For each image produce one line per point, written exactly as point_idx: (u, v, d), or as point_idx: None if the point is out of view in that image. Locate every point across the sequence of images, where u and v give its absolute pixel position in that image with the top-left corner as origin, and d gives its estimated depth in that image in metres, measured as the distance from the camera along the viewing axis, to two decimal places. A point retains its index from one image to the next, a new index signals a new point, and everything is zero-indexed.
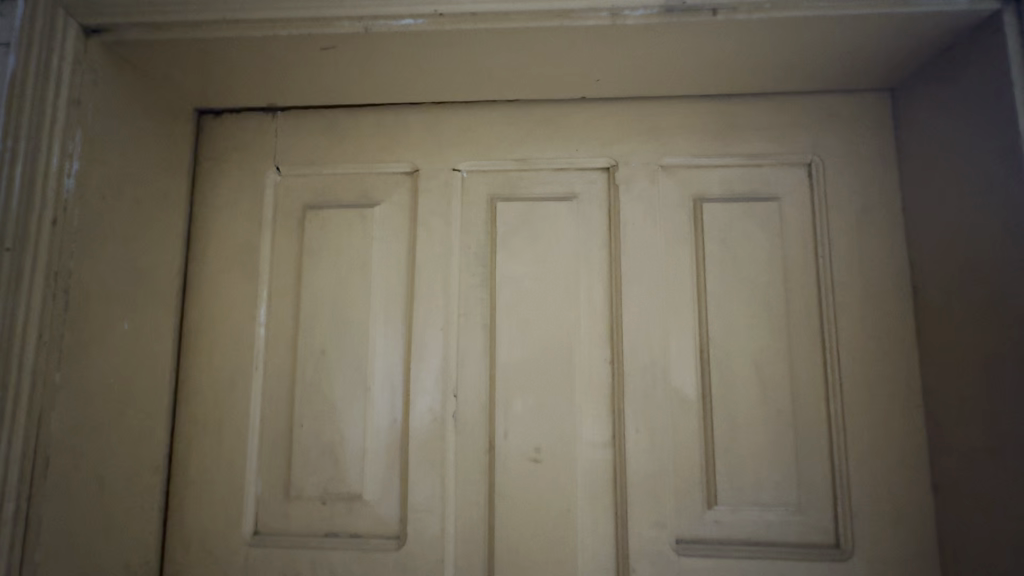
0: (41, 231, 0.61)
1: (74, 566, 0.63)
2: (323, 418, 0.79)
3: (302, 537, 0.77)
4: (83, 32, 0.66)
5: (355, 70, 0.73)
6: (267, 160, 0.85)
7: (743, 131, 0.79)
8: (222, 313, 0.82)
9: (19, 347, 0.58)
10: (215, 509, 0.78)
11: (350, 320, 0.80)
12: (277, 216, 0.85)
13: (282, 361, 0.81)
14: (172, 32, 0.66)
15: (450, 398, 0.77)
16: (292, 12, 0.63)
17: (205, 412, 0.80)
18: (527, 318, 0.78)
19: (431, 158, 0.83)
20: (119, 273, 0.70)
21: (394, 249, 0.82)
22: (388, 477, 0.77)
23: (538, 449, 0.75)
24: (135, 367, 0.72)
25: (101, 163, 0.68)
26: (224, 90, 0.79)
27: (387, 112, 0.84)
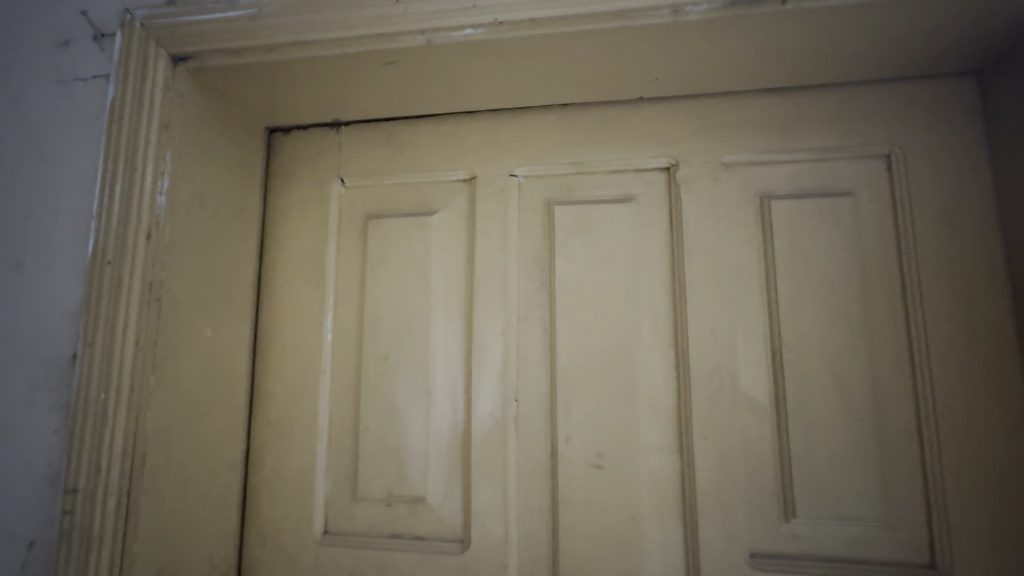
0: (138, 245, 0.66)
1: (167, 557, 0.68)
2: (387, 421, 0.81)
3: (369, 538, 0.78)
4: (172, 60, 0.71)
5: (415, 82, 0.75)
6: (332, 173, 0.89)
7: (811, 124, 0.76)
8: (292, 320, 0.86)
9: (119, 353, 0.63)
10: (288, 507, 0.81)
11: (411, 325, 0.82)
12: (342, 226, 0.88)
13: (347, 365, 0.84)
14: (248, 57, 0.70)
15: (511, 403, 0.77)
16: (358, 29, 0.66)
17: (278, 415, 0.83)
18: (587, 322, 0.77)
19: (488, 164, 0.84)
20: (203, 284, 0.75)
21: (454, 256, 0.83)
22: (450, 480, 0.78)
23: (600, 455, 0.74)
24: (216, 372, 0.77)
25: (188, 181, 0.73)
26: (293, 108, 0.84)
27: (444, 122, 0.86)
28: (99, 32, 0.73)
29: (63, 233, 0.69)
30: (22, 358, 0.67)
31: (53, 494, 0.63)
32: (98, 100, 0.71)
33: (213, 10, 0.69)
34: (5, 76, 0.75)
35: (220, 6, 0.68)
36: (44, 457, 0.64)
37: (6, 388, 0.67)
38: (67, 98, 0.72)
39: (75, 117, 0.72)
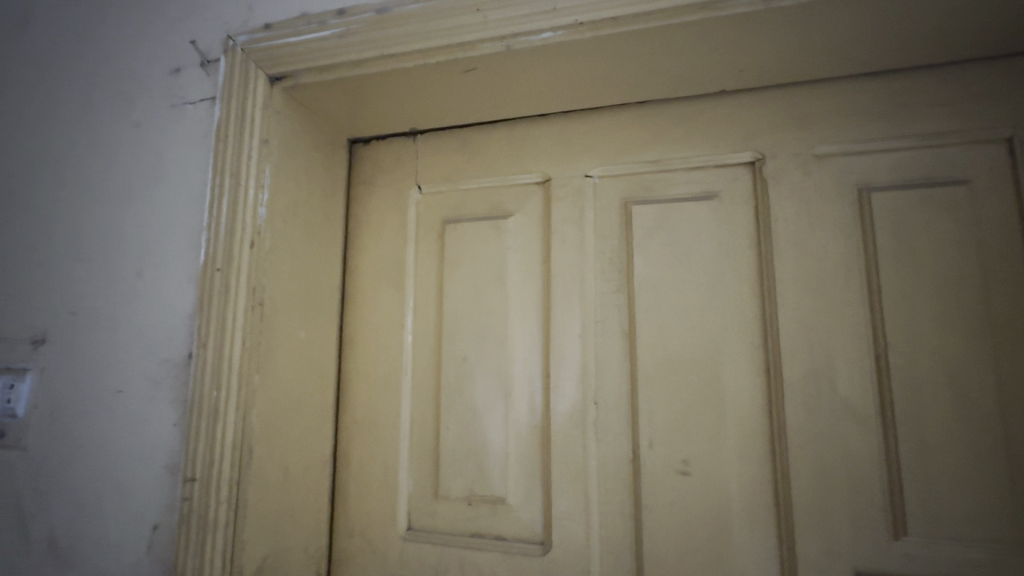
0: (243, 253, 0.71)
1: (271, 545, 0.72)
2: (467, 422, 0.82)
3: (452, 536, 0.80)
4: (269, 80, 0.76)
5: (492, 88, 0.76)
6: (409, 180, 0.92)
7: (917, 109, 0.70)
8: (374, 323, 0.89)
9: (227, 353, 0.68)
10: (374, 502, 0.84)
11: (489, 327, 0.83)
12: (420, 231, 0.91)
13: (427, 367, 0.86)
14: (336, 73, 0.74)
15: (590, 406, 0.76)
16: (439, 39, 0.68)
17: (363, 414, 0.87)
18: (669, 323, 0.75)
19: (563, 166, 0.84)
20: (297, 288, 0.80)
21: (530, 259, 0.84)
22: (530, 481, 0.78)
23: (686, 461, 0.71)
24: (309, 372, 0.81)
25: (285, 192, 0.78)
26: (374, 119, 0.87)
27: (518, 126, 0.87)
28: (205, 59, 0.80)
29: (177, 244, 0.75)
30: (144, 358, 0.74)
31: (172, 482, 0.69)
32: (204, 121, 0.78)
33: (305, 31, 0.73)
34: (128, 105, 0.83)
35: (311, 27, 0.73)
36: (164, 448, 0.71)
37: (131, 384, 0.74)
38: (179, 121, 0.80)
39: (186, 137, 0.79)
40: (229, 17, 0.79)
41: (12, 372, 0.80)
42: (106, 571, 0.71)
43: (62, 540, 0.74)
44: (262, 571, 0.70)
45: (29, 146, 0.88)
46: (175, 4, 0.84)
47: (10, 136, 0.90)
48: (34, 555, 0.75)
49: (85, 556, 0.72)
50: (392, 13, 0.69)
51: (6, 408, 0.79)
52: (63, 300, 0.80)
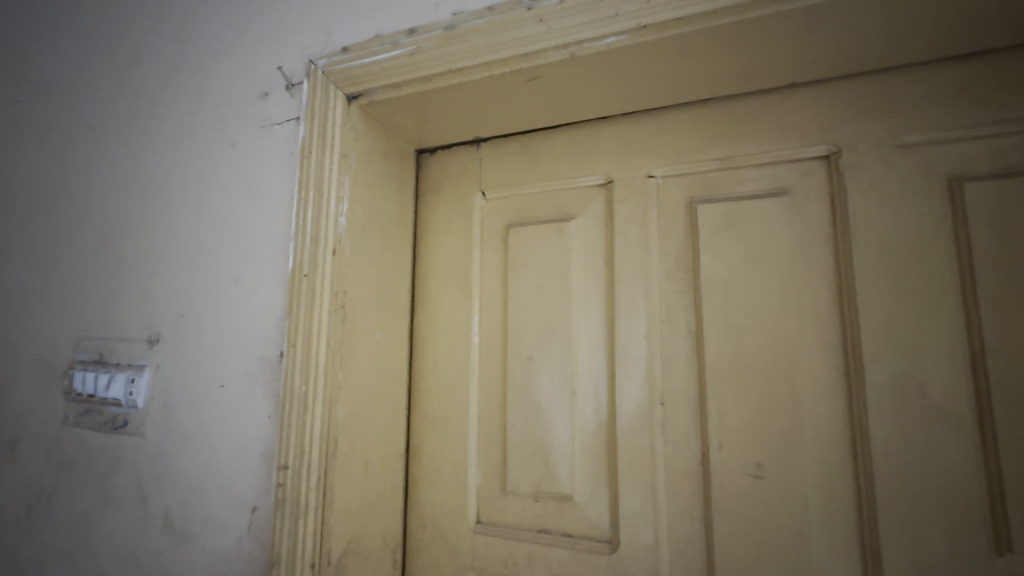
0: (326, 260, 0.77)
1: (355, 530, 0.78)
2: (532, 420, 0.84)
3: (520, 531, 0.82)
4: (346, 99, 0.82)
5: (555, 94, 0.78)
6: (474, 187, 0.96)
7: (1018, 91, 0.64)
8: (443, 324, 0.94)
9: (314, 352, 0.74)
10: (446, 495, 0.89)
11: (553, 327, 0.85)
12: (484, 235, 0.94)
13: (493, 366, 0.89)
14: (407, 89, 0.79)
15: (656, 406, 0.76)
16: (505, 51, 0.70)
17: (434, 410, 0.92)
18: (739, 324, 0.74)
19: (625, 167, 0.84)
20: (373, 292, 0.85)
21: (594, 261, 0.85)
22: (596, 480, 0.79)
23: (759, 465, 0.70)
24: (385, 370, 0.87)
25: (362, 203, 0.84)
26: (440, 130, 0.92)
27: (579, 130, 0.88)
28: (289, 82, 0.87)
29: (268, 252, 0.83)
30: (242, 356, 0.82)
31: (268, 469, 0.76)
32: (290, 139, 0.85)
33: (379, 52, 0.78)
34: (224, 128, 0.92)
35: (385, 47, 0.78)
36: (260, 437, 0.78)
37: (232, 379, 0.82)
38: (268, 140, 0.87)
39: (274, 155, 0.86)
40: (310, 43, 0.86)
41: (133, 368, 0.91)
42: (213, 546, 0.79)
43: (176, 518, 0.83)
44: (346, 554, 0.76)
45: (143, 168, 1.00)
46: (262, 34, 0.92)
47: (128, 161, 1.03)
48: (153, 530, 0.85)
49: (195, 533, 0.81)
50: (459, 28, 0.72)
51: (129, 399, 0.90)
52: (172, 304, 0.90)
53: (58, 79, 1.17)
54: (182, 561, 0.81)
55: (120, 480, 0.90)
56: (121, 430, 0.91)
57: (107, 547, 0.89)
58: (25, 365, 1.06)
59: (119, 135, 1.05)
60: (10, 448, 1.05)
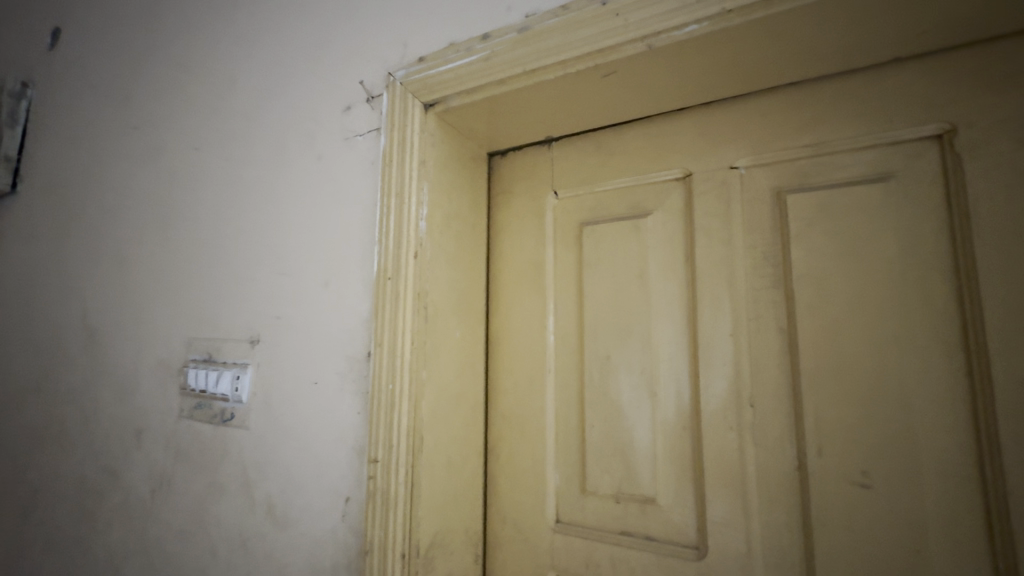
0: (409, 263, 0.80)
1: (440, 524, 0.80)
2: (611, 420, 0.83)
3: (601, 532, 0.82)
4: (424, 107, 0.85)
5: (630, 88, 0.77)
6: (546, 186, 0.96)
7: None
8: (519, 323, 0.95)
9: (400, 352, 0.78)
10: (525, 494, 0.89)
11: (631, 326, 0.84)
12: (558, 234, 0.94)
13: (569, 366, 0.89)
14: (481, 93, 0.80)
15: (745, 408, 0.73)
16: (580, 48, 0.70)
17: (511, 409, 0.93)
18: (837, 320, 0.68)
19: (706, 159, 0.81)
20: (452, 293, 0.87)
21: (673, 257, 0.82)
22: (680, 483, 0.77)
23: (864, 472, 0.65)
24: (464, 369, 0.89)
25: (440, 207, 0.86)
26: (512, 133, 0.93)
27: (654, 124, 0.86)
28: (370, 95, 0.92)
29: (354, 257, 0.88)
30: (332, 354, 0.87)
31: (359, 462, 0.81)
32: (372, 149, 0.89)
33: (455, 59, 0.80)
34: (311, 142, 0.99)
35: (460, 55, 0.80)
36: (351, 432, 0.83)
37: (324, 376, 0.88)
38: (351, 151, 0.92)
39: (357, 165, 0.91)
40: (389, 57, 0.90)
41: (238, 366, 1.00)
42: (311, 533, 0.85)
43: (277, 505, 0.90)
44: (434, 546, 0.78)
45: (242, 183, 1.09)
46: (344, 51, 0.97)
47: (228, 177, 1.12)
48: (257, 516, 0.92)
49: (294, 520, 0.87)
50: (534, 30, 0.73)
51: (235, 395, 0.98)
52: (270, 307, 0.98)
53: (169, 107, 1.31)
54: (283, 545, 0.88)
55: (227, 468, 0.99)
56: (228, 422, 1.00)
57: (218, 529, 0.98)
58: (147, 363, 1.19)
59: (220, 153, 1.15)
60: (136, 436, 1.18)
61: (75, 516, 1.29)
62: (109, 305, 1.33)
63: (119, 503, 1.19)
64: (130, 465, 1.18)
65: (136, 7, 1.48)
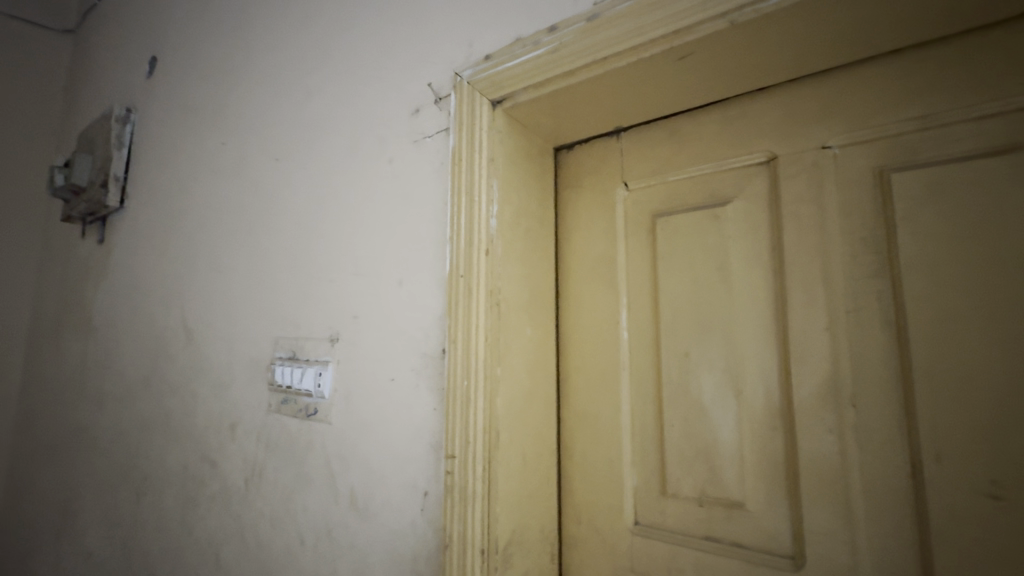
0: (481, 260, 0.80)
1: (517, 521, 0.80)
2: (692, 419, 0.79)
3: (683, 536, 0.78)
4: (491, 105, 0.85)
5: (707, 70, 0.73)
6: (616, 178, 0.94)
7: None
8: (591, 319, 0.93)
9: (474, 349, 0.78)
10: (601, 494, 0.87)
11: (712, 320, 0.80)
12: (629, 227, 0.91)
13: (645, 363, 0.86)
14: (550, 86, 0.79)
15: (846, 408, 0.67)
16: (655, 31, 0.67)
17: (584, 407, 0.91)
18: (956, 311, 0.61)
19: (792, 141, 0.75)
20: (523, 289, 0.87)
21: (757, 247, 0.77)
22: (771, 488, 0.72)
23: (995, 482, 0.57)
24: (536, 367, 0.88)
25: (510, 203, 0.86)
26: (580, 125, 0.91)
27: (731, 108, 0.82)
28: (438, 97, 0.93)
29: (427, 256, 0.89)
30: (407, 351, 0.90)
31: (437, 457, 0.82)
32: (440, 149, 0.91)
33: (521, 54, 0.80)
34: (382, 145, 1.02)
35: (527, 49, 0.79)
36: (428, 427, 0.84)
37: (400, 373, 0.90)
38: (421, 152, 0.94)
39: (427, 165, 0.93)
40: (455, 57, 0.91)
41: (319, 364, 1.05)
42: (392, 525, 0.87)
43: (359, 497, 0.93)
44: (511, 543, 0.78)
45: (318, 189, 1.15)
46: (411, 55, 1.00)
47: (305, 183, 1.19)
48: (341, 506, 0.96)
49: (376, 512, 0.90)
50: (604, 17, 0.71)
51: (317, 390, 1.03)
52: (347, 306, 1.02)
53: (252, 121, 1.40)
54: (365, 536, 0.91)
55: (313, 461, 1.04)
56: (311, 417, 1.05)
57: (305, 518, 1.04)
58: (239, 360, 1.28)
59: (298, 162, 1.22)
60: (231, 429, 1.27)
61: (179, 501, 1.41)
62: (204, 307, 1.45)
63: (217, 490, 1.29)
64: (226, 455, 1.27)
65: (222, 31, 1.60)
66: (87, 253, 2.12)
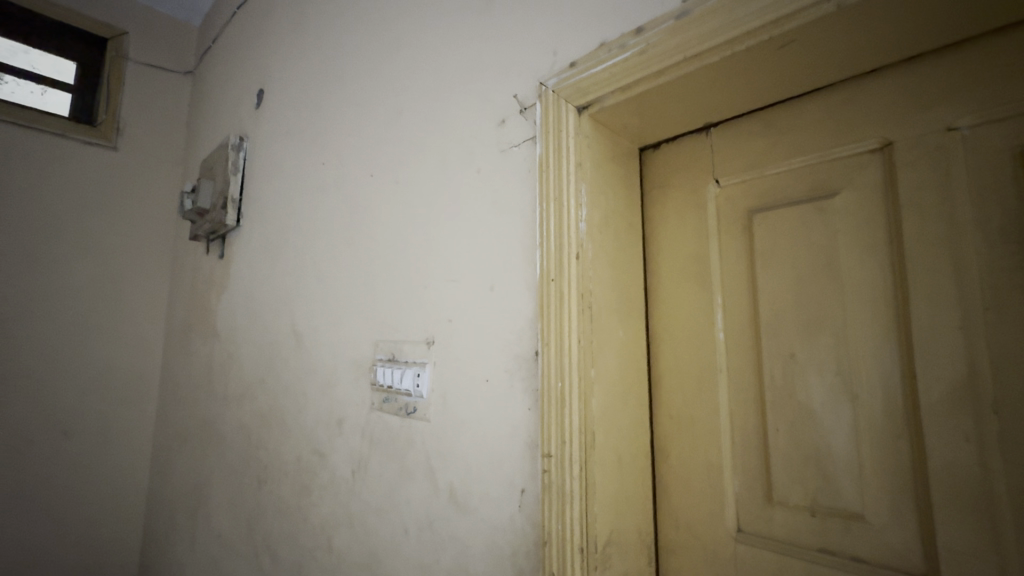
0: (571, 264, 0.82)
1: (614, 522, 0.80)
2: (801, 424, 0.76)
3: (794, 546, 0.75)
4: (578, 111, 0.86)
5: (811, 56, 0.69)
6: (707, 175, 0.91)
7: None
8: (683, 320, 0.91)
9: (567, 350, 0.80)
10: (699, 499, 0.85)
11: (820, 320, 0.75)
12: (722, 225, 0.89)
13: (745, 365, 0.83)
14: (638, 88, 0.79)
15: (986, 415, 0.61)
16: (752, 22, 0.65)
17: (678, 410, 0.89)
18: None
19: (910, 125, 0.69)
20: (613, 291, 0.87)
21: (870, 241, 0.72)
22: (895, 500, 0.66)
23: None
24: (628, 368, 0.88)
25: (598, 207, 0.87)
26: (668, 124, 0.90)
27: (837, 93, 0.77)
28: (523, 106, 0.96)
29: (517, 261, 0.93)
30: (501, 353, 0.93)
31: (533, 455, 0.85)
32: (527, 157, 0.94)
33: (608, 58, 0.80)
34: (470, 156, 1.07)
35: (614, 52, 0.79)
36: (523, 426, 0.87)
37: (494, 373, 0.94)
38: (508, 161, 0.98)
39: (514, 173, 0.96)
40: (540, 67, 0.94)
41: (417, 365, 1.12)
42: (490, 519, 0.91)
43: (457, 491, 0.98)
44: (610, 543, 0.79)
45: (411, 201, 1.22)
46: (497, 68, 1.03)
47: (399, 196, 1.27)
48: (441, 499, 1.02)
49: (474, 506, 0.94)
50: (695, 13, 0.70)
51: (416, 390, 1.10)
52: (442, 311, 1.08)
53: (348, 141, 1.52)
54: (465, 529, 0.96)
55: (413, 456, 1.11)
56: (411, 415, 1.13)
57: (407, 509, 1.11)
58: (343, 361, 1.39)
59: (392, 176, 1.31)
60: (338, 424, 1.38)
61: (294, 488, 1.56)
62: (311, 313, 1.59)
63: (327, 481, 1.41)
64: (334, 448, 1.39)
65: (320, 61, 1.76)
66: (210, 267, 2.40)
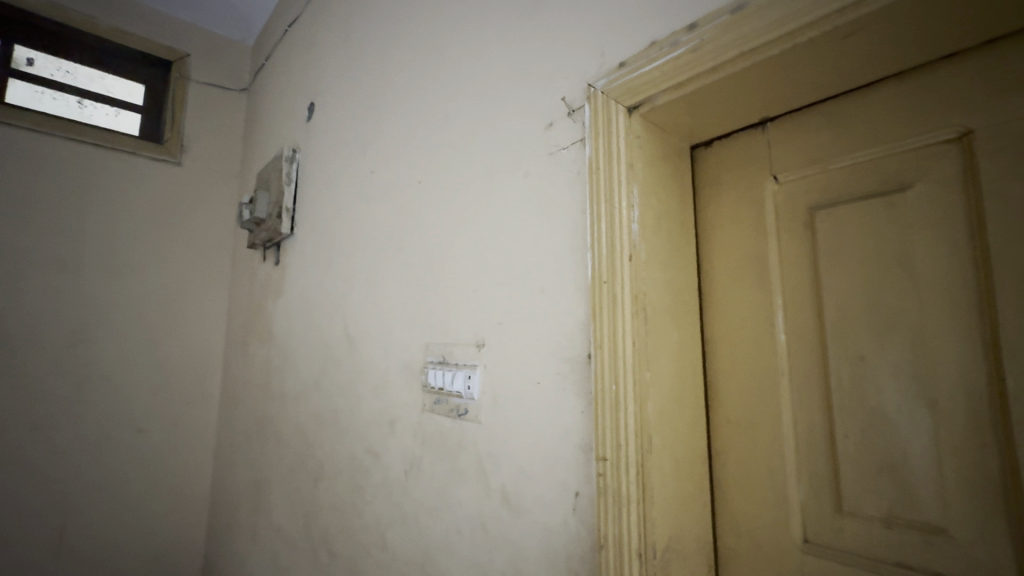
0: (624, 266, 0.81)
1: (672, 528, 0.79)
2: (873, 430, 0.72)
3: (868, 559, 0.71)
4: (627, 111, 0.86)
5: (878, 44, 0.66)
6: (764, 172, 0.88)
7: None
8: (741, 321, 0.88)
9: (621, 353, 0.79)
10: (762, 507, 0.82)
11: (892, 320, 0.72)
12: (782, 223, 0.86)
13: (809, 368, 0.80)
14: (691, 86, 0.78)
15: None
16: (814, 13, 0.62)
17: (737, 414, 0.87)
18: None
19: (992, 112, 0.65)
20: (667, 293, 0.86)
21: (948, 236, 0.67)
22: (982, 514, 0.62)
23: None
24: (683, 371, 0.86)
25: (650, 207, 0.86)
26: (721, 120, 0.87)
27: (907, 81, 0.73)
28: (571, 109, 0.96)
29: (568, 263, 0.93)
30: (552, 355, 0.93)
31: (587, 458, 0.85)
32: (576, 159, 0.94)
33: (658, 57, 0.79)
34: (518, 161, 1.08)
35: (664, 51, 0.78)
36: (576, 429, 0.87)
37: (546, 375, 0.94)
38: (557, 164, 0.98)
39: (563, 176, 0.96)
40: (587, 70, 0.94)
41: (468, 367, 1.14)
42: (544, 521, 0.91)
43: (510, 492, 0.99)
44: (668, 549, 0.78)
45: (459, 206, 1.25)
46: (543, 73, 1.04)
47: (447, 201, 1.30)
48: (493, 500, 1.03)
49: (527, 508, 0.95)
50: (751, 6, 0.68)
51: (468, 392, 1.12)
52: (491, 314, 1.09)
53: (396, 150, 1.57)
54: (518, 531, 0.96)
55: (465, 457, 1.13)
56: (462, 416, 1.14)
57: (459, 510, 1.13)
58: (395, 364, 1.43)
59: (439, 183, 1.34)
60: (390, 425, 1.42)
61: (349, 487, 1.62)
62: (363, 317, 1.64)
63: (381, 480, 1.45)
64: (387, 448, 1.43)
65: (367, 74, 1.82)
66: (267, 273, 2.52)
